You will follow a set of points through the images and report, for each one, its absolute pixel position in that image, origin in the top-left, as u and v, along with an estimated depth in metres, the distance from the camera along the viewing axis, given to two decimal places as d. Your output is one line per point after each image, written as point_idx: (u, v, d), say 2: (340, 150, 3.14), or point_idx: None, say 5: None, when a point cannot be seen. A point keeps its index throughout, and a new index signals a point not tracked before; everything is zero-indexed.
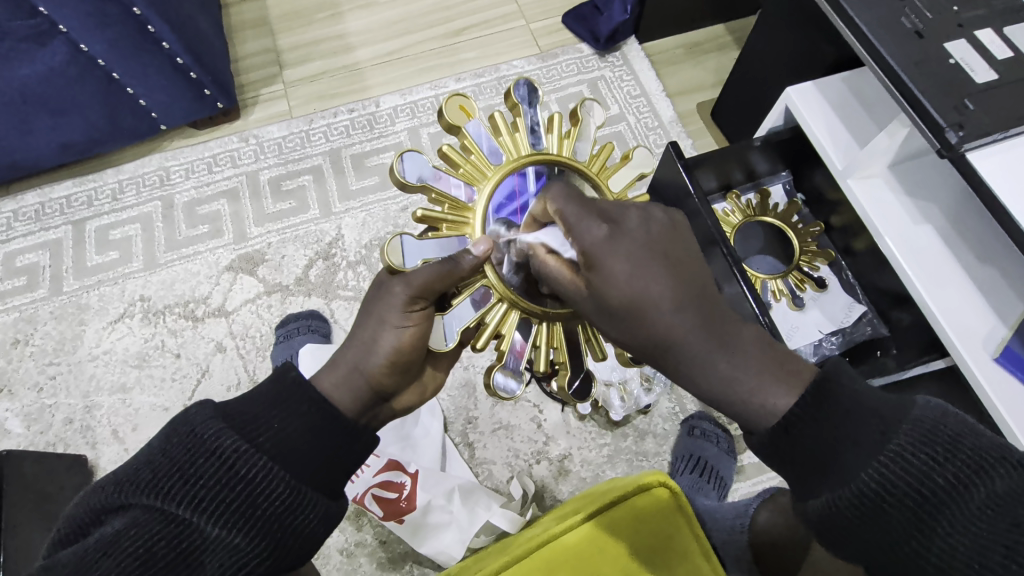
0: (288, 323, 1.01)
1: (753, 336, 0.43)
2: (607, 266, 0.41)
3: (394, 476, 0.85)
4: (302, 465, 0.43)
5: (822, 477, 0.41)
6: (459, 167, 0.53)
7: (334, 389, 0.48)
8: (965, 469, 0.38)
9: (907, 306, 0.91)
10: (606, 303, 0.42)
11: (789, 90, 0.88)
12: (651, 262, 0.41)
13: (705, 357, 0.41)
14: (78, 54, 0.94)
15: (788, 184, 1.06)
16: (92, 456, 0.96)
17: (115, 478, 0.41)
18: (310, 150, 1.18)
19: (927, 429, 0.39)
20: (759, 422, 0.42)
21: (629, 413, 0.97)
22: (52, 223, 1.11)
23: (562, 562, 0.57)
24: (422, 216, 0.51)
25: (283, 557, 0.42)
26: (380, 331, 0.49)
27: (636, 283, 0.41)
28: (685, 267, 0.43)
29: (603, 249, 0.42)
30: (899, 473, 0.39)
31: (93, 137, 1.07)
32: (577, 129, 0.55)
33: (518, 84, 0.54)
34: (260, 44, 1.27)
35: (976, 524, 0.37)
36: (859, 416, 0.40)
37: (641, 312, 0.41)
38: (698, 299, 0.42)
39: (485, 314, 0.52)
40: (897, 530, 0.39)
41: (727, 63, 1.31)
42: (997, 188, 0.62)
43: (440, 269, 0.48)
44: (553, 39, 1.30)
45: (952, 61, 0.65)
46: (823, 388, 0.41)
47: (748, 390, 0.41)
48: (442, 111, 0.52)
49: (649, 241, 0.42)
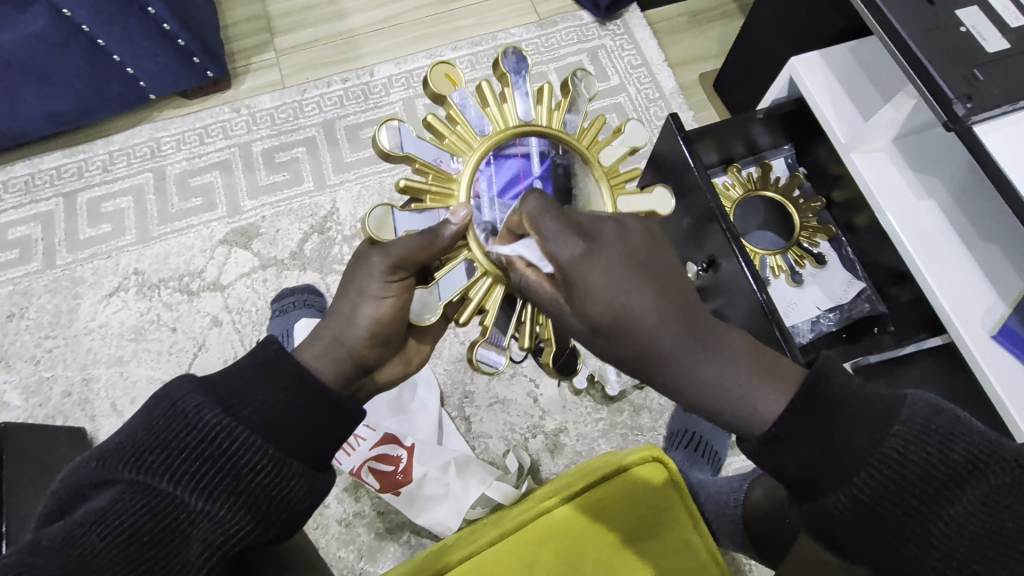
0: (282, 297, 1.00)
1: (736, 340, 0.43)
2: (586, 285, 0.40)
3: (389, 450, 0.85)
4: (286, 435, 0.43)
5: (819, 478, 0.40)
6: (445, 137, 0.51)
7: (314, 360, 0.49)
8: (960, 464, 0.38)
9: (906, 282, 0.90)
10: (590, 320, 0.41)
11: (794, 60, 0.86)
12: (631, 277, 0.40)
13: (688, 370, 0.41)
14: (61, 19, 0.91)
15: (791, 158, 1.04)
16: (91, 428, 0.97)
17: (101, 452, 0.41)
18: (304, 121, 1.15)
19: (923, 425, 0.39)
20: (748, 427, 0.42)
21: (625, 387, 0.97)
22: (42, 195, 1.09)
23: (552, 535, 0.58)
24: (405, 187, 0.49)
25: (269, 529, 0.42)
26: (358, 303, 0.49)
27: (616, 300, 0.40)
28: (665, 280, 0.42)
29: (582, 265, 0.40)
30: (899, 473, 0.38)
31: (80, 106, 1.05)
32: (566, 100, 0.54)
33: (506, 54, 0.52)
34: (250, 10, 1.23)
35: (971, 519, 0.37)
36: (857, 419, 0.40)
37: (624, 328, 0.40)
38: (678, 308, 0.41)
39: (470, 288, 0.50)
40: (898, 526, 0.39)
41: (731, 32, 1.27)
42: (1004, 162, 0.61)
43: (420, 239, 0.47)
44: (553, 5, 1.26)
45: (964, 29, 0.63)
46: (813, 383, 0.41)
47: (733, 399, 0.41)
48: (427, 80, 0.50)
49: (626, 253, 0.41)
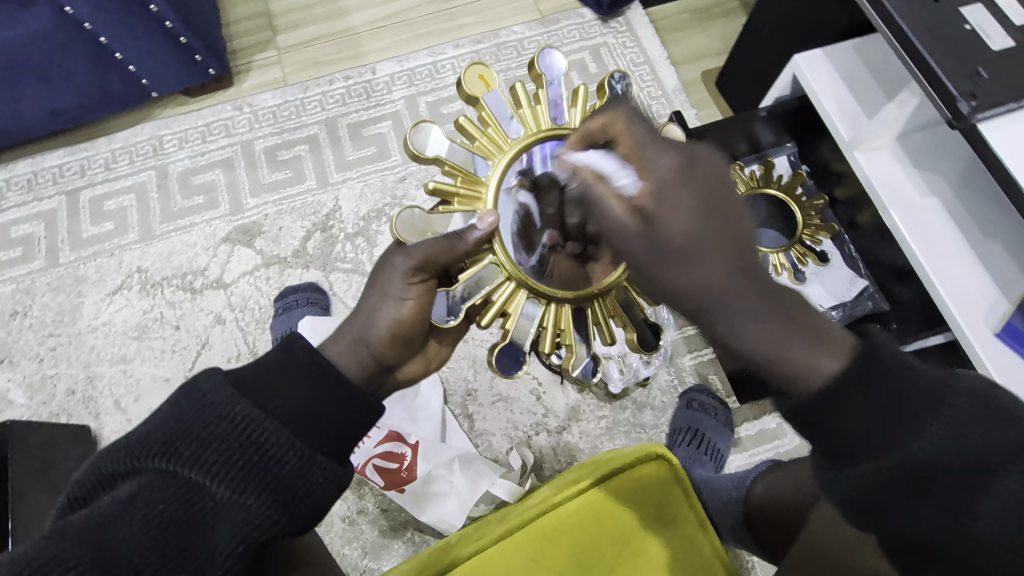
0: (286, 295, 1.01)
1: (794, 298, 0.42)
2: (674, 198, 0.39)
3: (394, 448, 0.86)
4: (311, 429, 0.44)
5: (864, 443, 0.39)
6: (475, 139, 0.52)
7: (339, 357, 0.49)
8: (1012, 448, 0.38)
9: (910, 280, 0.90)
10: (665, 238, 0.39)
11: (798, 57, 0.86)
12: (716, 203, 0.40)
13: (755, 309, 0.39)
14: (64, 17, 0.91)
15: (794, 156, 1.04)
16: (95, 426, 0.97)
17: (127, 442, 0.41)
18: (306, 119, 1.15)
19: (984, 405, 0.38)
20: (804, 379, 0.39)
21: (628, 385, 0.97)
22: (45, 193, 1.09)
23: (557, 531, 0.58)
24: (433, 189, 0.51)
25: (293, 520, 0.42)
26: (380, 303, 0.50)
27: (701, 219, 0.39)
28: (745, 218, 0.41)
29: (674, 178, 0.40)
30: (943, 457, 0.37)
31: (83, 104, 1.05)
32: (601, 103, 0.54)
33: (540, 57, 0.54)
34: (252, 8, 1.23)
35: (1007, 507, 0.37)
36: (908, 403, 0.38)
37: (705, 248, 0.38)
38: (753, 249, 0.40)
39: (494, 292, 0.52)
40: (930, 506, 0.38)
41: (734, 29, 1.27)
42: (1009, 159, 0.61)
43: (445, 241, 0.49)
44: (555, 3, 1.25)
45: (968, 27, 0.63)
46: (869, 350, 0.40)
47: (793, 351, 0.39)
48: (461, 80, 0.52)
49: (716, 181, 0.41)
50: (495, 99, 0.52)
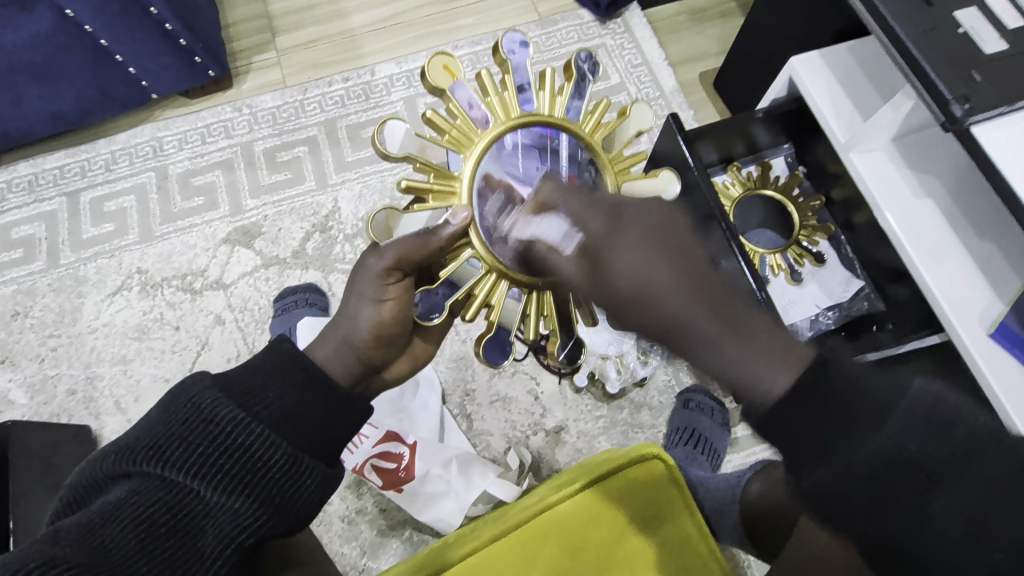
0: (285, 296, 1.01)
1: (764, 323, 0.40)
2: (607, 257, 0.42)
3: (392, 447, 0.85)
4: (299, 432, 0.45)
5: (809, 451, 0.37)
6: (444, 133, 0.50)
7: (325, 359, 0.52)
8: (962, 450, 0.33)
9: (906, 280, 0.91)
10: (611, 291, 0.41)
11: (793, 60, 0.86)
12: (651, 250, 0.41)
13: (720, 353, 0.39)
14: (64, 20, 0.92)
15: (790, 157, 1.05)
16: (96, 426, 0.97)
17: (118, 446, 0.42)
18: (305, 120, 1.16)
19: (924, 412, 0.34)
20: (754, 397, 0.39)
21: (626, 385, 1.00)
22: (46, 194, 1.10)
23: (556, 530, 0.59)
24: (407, 187, 0.49)
25: (281, 521, 0.43)
26: (359, 307, 0.51)
27: (638, 271, 0.40)
28: (687, 255, 0.42)
29: (602, 240, 0.42)
30: (886, 459, 0.34)
31: (83, 106, 1.05)
32: (570, 85, 0.53)
33: (505, 40, 0.52)
34: (251, 9, 1.23)
35: (966, 512, 0.33)
36: (850, 404, 0.36)
37: (645, 301, 0.40)
38: (704, 293, 0.40)
39: (475, 284, 0.51)
40: (889, 509, 0.34)
41: (731, 30, 1.27)
42: (1002, 162, 0.61)
43: (416, 239, 0.48)
44: (553, 5, 1.26)
45: (962, 31, 0.63)
46: (819, 366, 0.38)
47: (750, 376, 0.38)
48: (425, 72, 0.50)
49: (646, 233, 0.42)
50: (460, 89, 0.51)
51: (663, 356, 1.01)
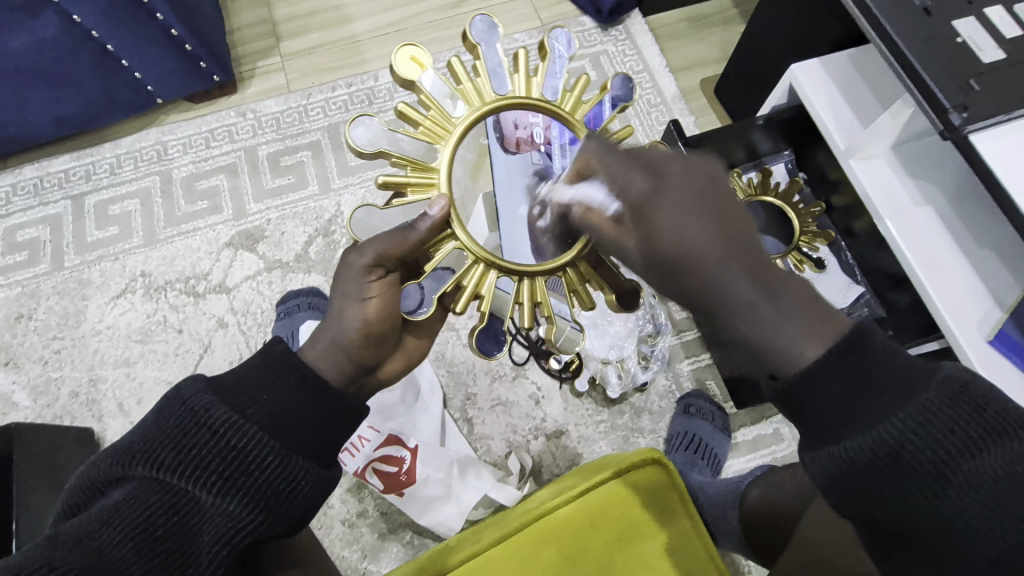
0: (288, 300, 1.02)
1: (801, 290, 0.39)
2: (653, 219, 0.37)
3: (394, 451, 0.86)
4: (293, 434, 0.45)
5: (837, 423, 0.38)
6: (419, 125, 0.51)
7: (313, 359, 0.50)
8: (988, 429, 0.37)
9: (906, 287, 0.91)
10: (653, 255, 0.38)
11: (793, 67, 0.87)
12: (699, 211, 0.37)
13: (758, 319, 0.38)
14: (71, 26, 0.93)
15: (791, 164, 1.05)
16: (98, 428, 0.98)
17: (115, 450, 0.42)
18: (309, 125, 1.17)
19: (956, 388, 0.37)
20: (783, 367, 0.39)
21: (626, 390, 1.00)
22: (51, 198, 1.10)
23: (555, 535, 0.59)
24: (385, 183, 0.50)
25: (277, 523, 0.43)
26: (345, 307, 0.51)
27: (686, 235, 0.37)
28: (734, 218, 0.38)
29: (648, 200, 0.38)
30: (914, 436, 0.37)
31: (88, 110, 1.06)
32: (544, 64, 0.54)
33: (473, 24, 0.53)
34: (256, 15, 1.24)
35: (983, 483, 0.36)
36: (886, 379, 0.38)
37: (691, 266, 0.37)
38: (749, 259, 0.38)
39: (463, 276, 0.51)
40: (909, 481, 0.37)
41: (732, 37, 1.28)
42: (1000, 170, 0.62)
43: (395, 235, 0.49)
44: (555, 11, 1.27)
45: (960, 39, 0.64)
46: (855, 340, 0.38)
47: (785, 342, 0.38)
48: (393, 66, 0.51)
49: (695, 190, 0.38)
50: (431, 80, 0.52)
51: (663, 361, 1.01)
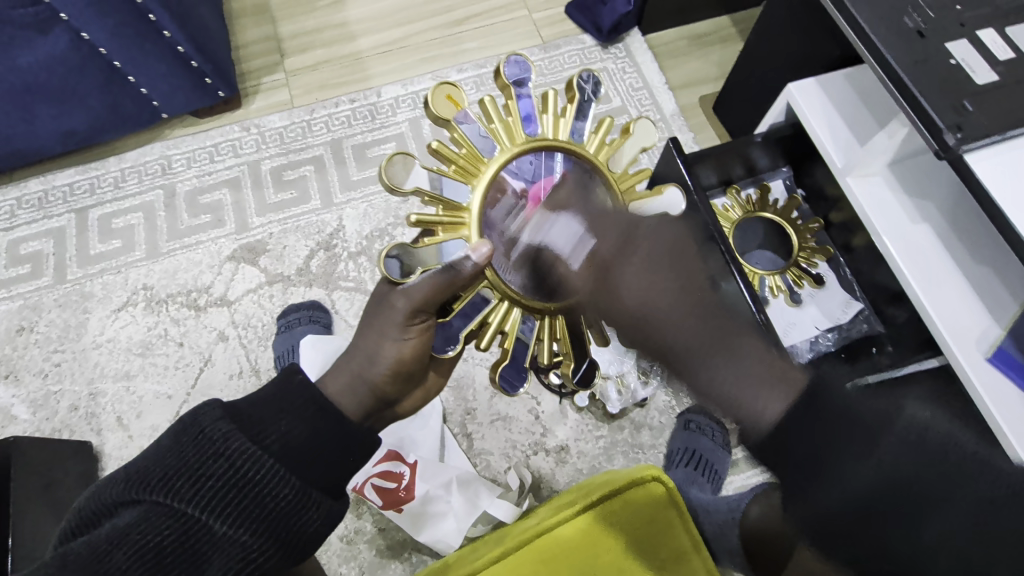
0: (288, 313, 1.03)
1: (756, 347, 0.43)
2: (616, 283, 0.48)
3: (393, 467, 0.84)
4: (305, 465, 0.45)
5: (807, 473, 0.37)
6: (452, 163, 0.49)
7: (338, 394, 0.52)
8: (955, 475, 0.33)
9: (904, 303, 0.91)
10: (621, 311, 0.47)
11: (790, 86, 0.88)
12: (656, 277, 0.47)
13: (708, 367, 0.42)
14: (79, 43, 0.94)
15: (789, 180, 1.06)
16: (97, 442, 0.98)
17: (128, 474, 0.41)
18: (311, 140, 1.18)
19: (917, 436, 0.34)
20: (746, 420, 0.40)
21: (626, 405, 1.00)
22: (55, 212, 1.11)
23: (555, 554, 0.58)
24: (417, 222, 0.48)
25: (285, 553, 0.43)
26: (381, 343, 0.52)
27: (643, 292, 0.47)
28: (688, 279, 0.48)
29: (614, 260, 0.49)
30: (887, 484, 0.34)
31: (94, 125, 1.07)
32: (571, 106, 0.53)
33: (507, 65, 0.52)
34: (261, 32, 1.26)
35: (958, 534, 0.33)
36: (848, 425, 0.36)
37: (650, 318, 0.46)
38: (701, 309, 0.45)
39: (488, 314, 0.51)
40: (883, 534, 0.34)
41: (731, 55, 1.30)
42: (994, 190, 0.62)
43: (440, 281, 0.48)
44: (555, 30, 1.29)
45: (954, 61, 0.65)
46: (813, 392, 0.39)
47: (744, 399, 0.40)
48: (429, 103, 0.49)
49: (652, 254, 0.49)
50: (466, 120, 0.50)
51: None
